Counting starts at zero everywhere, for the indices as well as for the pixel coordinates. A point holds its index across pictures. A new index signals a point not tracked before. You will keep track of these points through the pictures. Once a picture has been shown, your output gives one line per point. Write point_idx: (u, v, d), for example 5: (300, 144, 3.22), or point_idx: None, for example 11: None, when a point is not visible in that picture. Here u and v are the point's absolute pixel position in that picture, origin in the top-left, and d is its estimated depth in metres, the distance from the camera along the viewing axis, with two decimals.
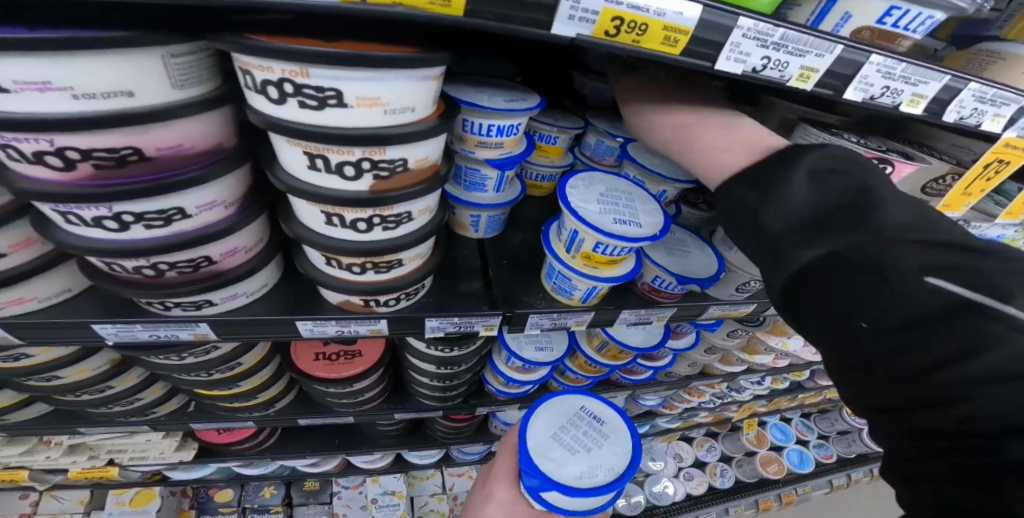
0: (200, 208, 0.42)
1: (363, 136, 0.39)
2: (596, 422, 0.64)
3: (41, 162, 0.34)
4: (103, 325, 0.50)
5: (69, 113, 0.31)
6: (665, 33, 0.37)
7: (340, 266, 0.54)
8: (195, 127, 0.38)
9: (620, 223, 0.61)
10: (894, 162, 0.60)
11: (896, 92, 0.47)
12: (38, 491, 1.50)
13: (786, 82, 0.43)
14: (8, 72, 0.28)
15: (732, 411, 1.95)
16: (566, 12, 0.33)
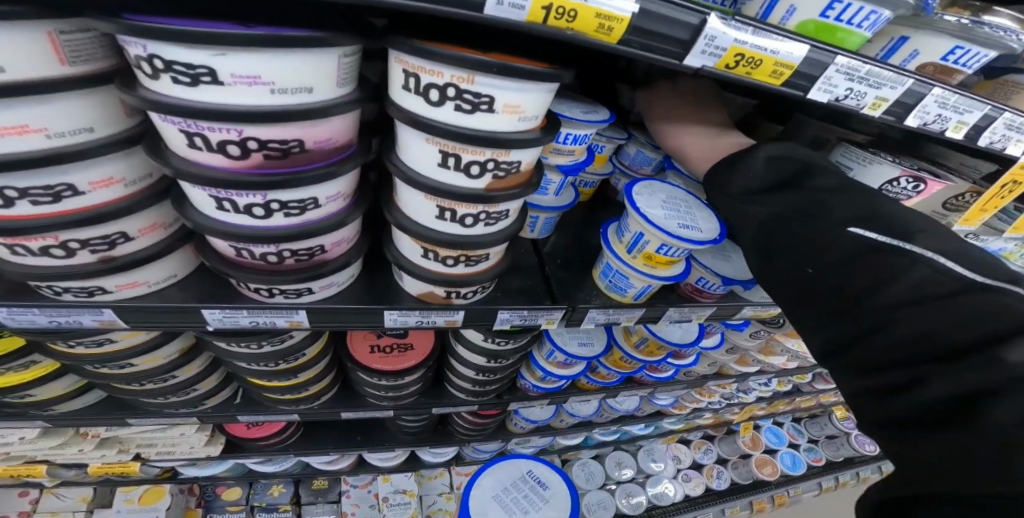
0: (329, 199, 0.46)
1: (500, 138, 0.45)
2: (539, 486, 1.09)
3: (219, 150, 0.37)
4: (211, 310, 0.52)
5: (263, 105, 0.35)
6: (774, 68, 0.45)
7: (436, 258, 0.58)
8: (340, 123, 0.42)
9: (685, 227, 0.65)
10: (925, 180, 0.68)
11: (944, 120, 0.54)
12: (38, 488, 1.45)
13: (860, 109, 0.51)
14: (230, 67, 0.32)
15: (733, 413, 2.02)
16: (700, 47, 0.42)
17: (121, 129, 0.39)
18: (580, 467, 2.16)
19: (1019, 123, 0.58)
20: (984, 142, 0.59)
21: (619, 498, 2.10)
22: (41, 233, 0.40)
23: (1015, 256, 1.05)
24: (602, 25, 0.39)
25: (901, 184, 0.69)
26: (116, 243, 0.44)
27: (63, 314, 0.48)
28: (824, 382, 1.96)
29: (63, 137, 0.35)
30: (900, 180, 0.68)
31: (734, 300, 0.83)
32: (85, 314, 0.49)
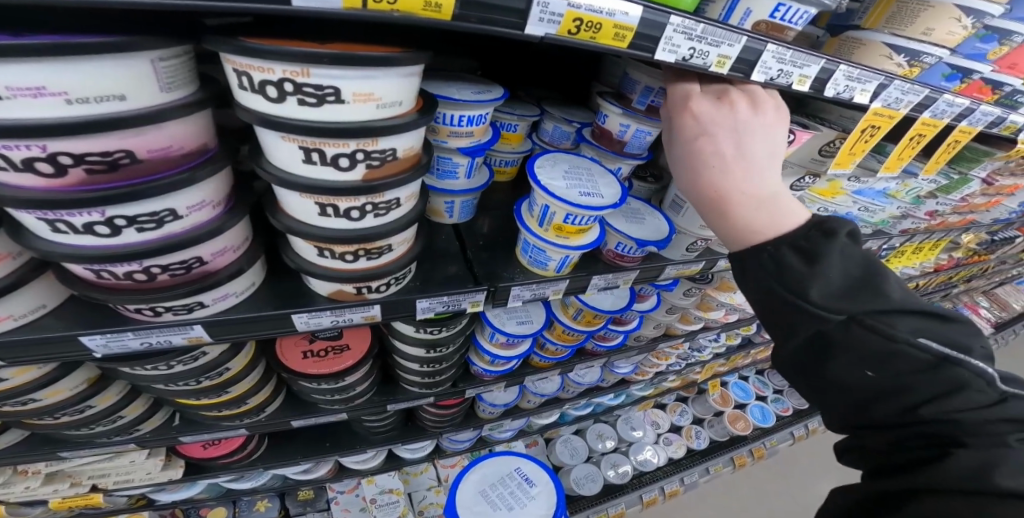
0: (190, 209, 0.44)
1: (360, 129, 0.42)
2: (524, 483, 1.11)
3: (29, 169, 0.36)
4: (91, 336, 0.51)
5: (63, 117, 0.33)
6: (616, 30, 0.47)
7: (333, 255, 0.56)
8: (184, 128, 0.41)
9: (585, 195, 0.67)
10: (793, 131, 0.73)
11: (787, 74, 0.61)
12: None
13: (708, 67, 0.55)
14: (4, 79, 0.30)
15: (696, 371, 2.10)
16: (538, 16, 0.42)
17: None
18: (563, 444, 2.20)
19: (856, 73, 0.67)
20: (830, 92, 0.67)
21: (605, 469, 2.15)
22: None
23: (901, 194, 1.21)
24: (428, 2, 0.38)
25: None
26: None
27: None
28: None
29: None
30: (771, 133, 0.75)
31: (656, 261, 0.90)
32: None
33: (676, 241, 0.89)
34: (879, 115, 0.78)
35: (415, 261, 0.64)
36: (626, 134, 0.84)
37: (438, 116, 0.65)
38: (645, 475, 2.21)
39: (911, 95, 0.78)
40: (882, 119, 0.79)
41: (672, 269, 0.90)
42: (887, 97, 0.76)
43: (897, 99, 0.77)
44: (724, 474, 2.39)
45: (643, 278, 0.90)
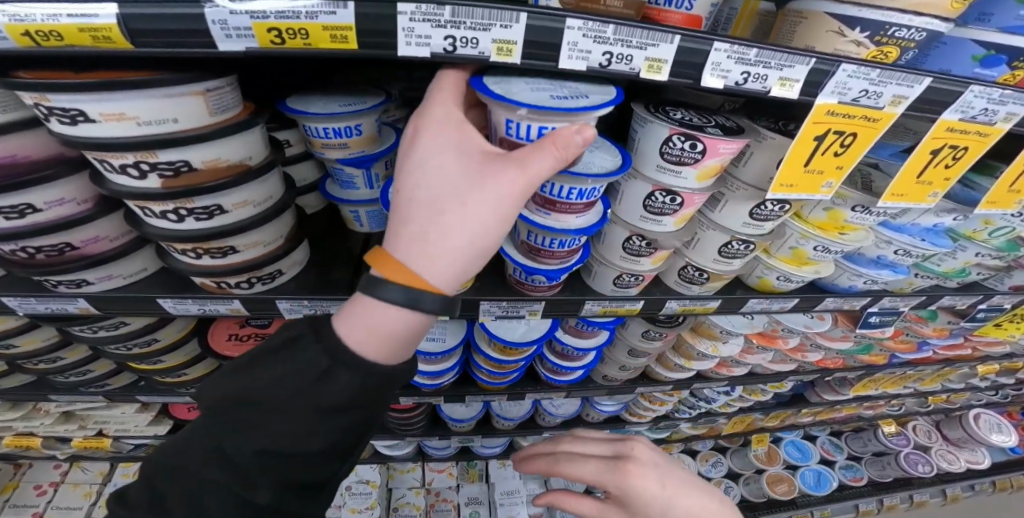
0: (49, 203, 0.54)
1: (119, 144, 0.45)
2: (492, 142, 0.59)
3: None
4: (7, 298, 0.64)
5: None
6: (331, 32, 0.43)
7: (179, 251, 0.61)
8: (27, 142, 0.50)
9: None
10: (700, 138, 0.62)
11: (625, 58, 0.50)
12: (66, 462, 1.65)
13: (489, 56, 0.48)
14: None
15: (725, 423, 1.92)
16: (222, 32, 0.41)
17: None
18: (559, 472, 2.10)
19: (752, 55, 0.52)
20: (713, 82, 0.53)
21: None
22: None
23: (982, 236, 1.00)
24: (96, 36, 0.40)
25: (679, 145, 0.65)
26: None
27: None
28: (833, 391, 1.81)
29: None
30: (672, 139, 0.64)
31: (579, 295, 0.86)
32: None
33: (601, 274, 0.85)
34: (837, 115, 0.59)
35: (280, 262, 0.67)
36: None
37: (308, 128, 0.69)
38: None
39: (893, 86, 0.56)
40: (844, 121, 0.60)
41: (597, 305, 0.85)
42: (844, 88, 0.57)
43: (869, 95, 0.57)
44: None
45: (560, 311, 0.86)
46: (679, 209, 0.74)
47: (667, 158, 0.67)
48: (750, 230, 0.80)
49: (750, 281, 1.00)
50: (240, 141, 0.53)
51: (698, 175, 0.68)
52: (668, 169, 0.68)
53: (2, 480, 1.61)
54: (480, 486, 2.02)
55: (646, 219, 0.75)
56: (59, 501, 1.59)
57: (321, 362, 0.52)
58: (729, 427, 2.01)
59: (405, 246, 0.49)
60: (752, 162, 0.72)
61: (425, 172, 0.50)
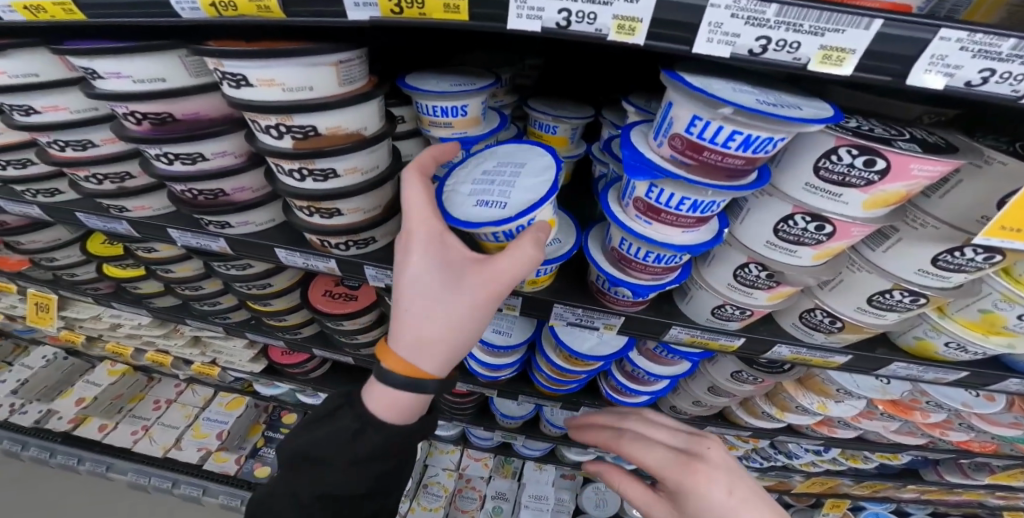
0: (215, 154, 0.70)
1: (268, 106, 0.54)
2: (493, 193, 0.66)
3: (126, 120, 0.66)
4: (177, 230, 0.84)
5: (133, 90, 0.61)
6: (446, 3, 0.47)
7: (298, 208, 0.71)
8: (207, 102, 0.66)
9: (482, 203, 0.66)
10: (875, 151, 0.59)
11: (792, 45, 0.45)
12: (183, 382, 1.99)
13: (606, 32, 0.47)
14: (104, 69, 0.59)
15: (801, 481, 1.76)
16: (353, 2, 0.47)
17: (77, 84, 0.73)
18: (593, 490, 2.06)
19: (989, 46, 0.43)
20: (932, 79, 0.45)
21: None
22: (85, 168, 0.84)
23: None
24: (260, 5, 0.48)
25: (845, 160, 0.62)
26: (87, 146, 0.82)
27: (113, 223, 0.95)
28: (964, 475, 1.59)
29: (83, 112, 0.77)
30: (838, 151, 0.61)
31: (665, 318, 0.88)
32: (119, 224, 0.94)
33: (701, 297, 0.87)
34: None
35: (373, 230, 0.74)
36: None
37: (422, 106, 0.76)
38: None
39: None
40: None
41: (686, 332, 0.88)
42: None
43: None
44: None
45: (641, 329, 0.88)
46: (825, 240, 0.70)
47: (824, 175, 0.64)
48: (931, 277, 0.73)
49: (906, 342, 0.94)
50: (359, 112, 0.60)
51: (865, 201, 0.65)
52: (820, 189, 0.65)
53: (134, 389, 1.96)
54: (510, 483, 2.04)
55: (774, 245, 0.74)
56: (165, 419, 1.90)
57: (352, 426, 0.70)
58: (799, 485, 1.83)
59: (405, 331, 0.63)
60: (950, 196, 0.66)
61: (412, 269, 0.61)
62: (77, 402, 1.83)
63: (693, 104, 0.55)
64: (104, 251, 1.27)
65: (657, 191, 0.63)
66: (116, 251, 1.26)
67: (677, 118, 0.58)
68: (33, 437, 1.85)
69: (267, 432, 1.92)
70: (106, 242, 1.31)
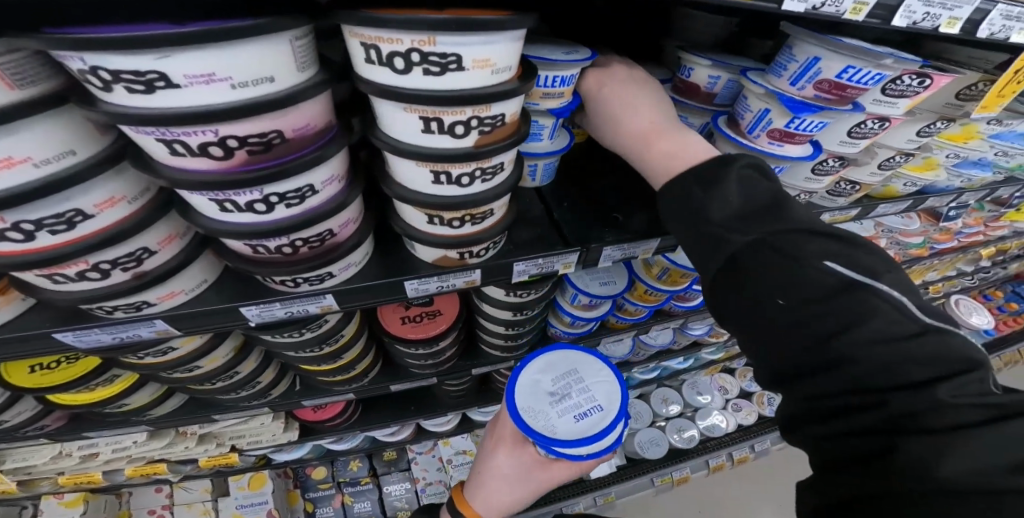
0: (325, 183, 0.49)
1: (472, 98, 0.43)
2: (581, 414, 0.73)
3: (200, 151, 0.40)
4: (248, 307, 0.58)
5: (228, 102, 0.37)
6: None
7: (442, 223, 0.59)
8: (318, 107, 0.44)
9: (577, 417, 0.72)
10: (930, 74, 0.68)
11: (934, 17, 0.56)
12: (170, 484, 1.72)
13: (843, 15, 0.52)
14: (180, 68, 0.34)
15: None
16: None
17: (97, 147, 0.42)
18: (627, 408, 2.31)
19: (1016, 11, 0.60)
20: (983, 33, 0.60)
21: (671, 434, 2.27)
22: (75, 259, 0.45)
23: None
24: None
25: (906, 82, 0.69)
26: (74, 222, 0.43)
27: (123, 330, 0.55)
28: None
29: (52, 163, 0.39)
30: (903, 80, 0.68)
31: None
32: (141, 326, 0.56)
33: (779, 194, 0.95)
34: None
35: (508, 230, 0.66)
36: (717, 86, 0.78)
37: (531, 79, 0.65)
38: (711, 441, 2.35)
39: None
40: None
41: None
42: None
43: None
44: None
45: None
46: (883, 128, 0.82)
47: (888, 93, 0.72)
48: (911, 145, 0.94)
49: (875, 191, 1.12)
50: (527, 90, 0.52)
51: (908, 105, 0.75)
52: (885, 102, 0.73)
53: (115, 509, 1.67)
54: None
55: (846, 143, 0.83)
56: None
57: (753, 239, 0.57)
58: None
59: (478, 496, 0.93)
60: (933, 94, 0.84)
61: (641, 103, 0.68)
62: None
63: (849, 55, 0.61)
64: (57, 380, 0.75)
65: (806, 121, 0.71)
66: (89, 363, 0.76)
67: (827, 68, 0.63)
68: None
69: (309, 495, 1.82)
70: (44, 365, 0.76)
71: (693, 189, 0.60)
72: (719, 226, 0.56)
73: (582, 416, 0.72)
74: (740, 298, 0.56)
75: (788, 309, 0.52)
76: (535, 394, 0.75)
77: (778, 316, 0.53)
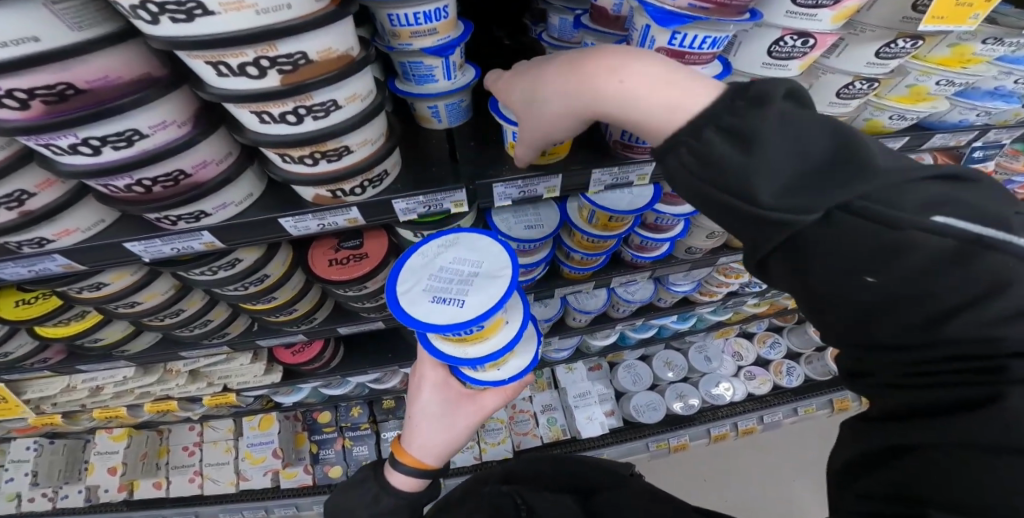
0: (154, 128, 0.52)
1: (241, 39, 0.44)
2: (448, 302, 0.73)
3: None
4: (132, 243, 0.65)
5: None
6: None
7: (295, 160, 0.62)
8: (121, 60, 0.47)
9: (444, 303, 0.73)
10: None
11: None
12: (199, 423, 1.92)
13: None
14: None
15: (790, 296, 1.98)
16: None
17: None
18: (625, 369, 2.15)
19: None
20: None
21: (671, 400, 2.10)
22: None
23: None
24: None
25: None
26: None
27: (33, 263, 0.65)
28: None
29: None
30: None
31: None
32: (46, 260, 0.65)
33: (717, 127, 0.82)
34: None
35: (386, 159, 0.68)
36: (623, 8, 0.72)
37: (392, 18, 0.65)
38: (718, 410, 2.17)
39: None
40: None
41: None
42: None
43: None
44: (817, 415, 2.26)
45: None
46: (809, 51, 0.71)
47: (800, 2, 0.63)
48: (876, 70, 0.78)
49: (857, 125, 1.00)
50: (342, 28, 0.52)
51: (833, 19, 0.64)
52: (801, 15, 0.64)
53: (154, 445, 1.89)
54: (552, 393, 2.15)
55: (769, 67, 0.72)
56: (208, 459, 1.89)
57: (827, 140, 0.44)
58: (790, 302, 2.04)
59: (413, 439, 0.91)
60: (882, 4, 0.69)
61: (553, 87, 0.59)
62: (110, 472, 1.76)
63: None
64: (31, 314, 0.86)
65: (681, 35, 0.61)
66: (53, 303, 0.87)
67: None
68: (98, 512, 1.83)
69: (314, 437, 1.98)
70: (22, 299, 0.87)
71: (725, 153, 0.45)
72: (778, 211, 0.43)
73: (458, 303, 0.73)
74: (812, 277, 0.45)
75: (882, 291, 0.42)
76: (416, 274, 0.77)
77: (871, 297, 0.43)
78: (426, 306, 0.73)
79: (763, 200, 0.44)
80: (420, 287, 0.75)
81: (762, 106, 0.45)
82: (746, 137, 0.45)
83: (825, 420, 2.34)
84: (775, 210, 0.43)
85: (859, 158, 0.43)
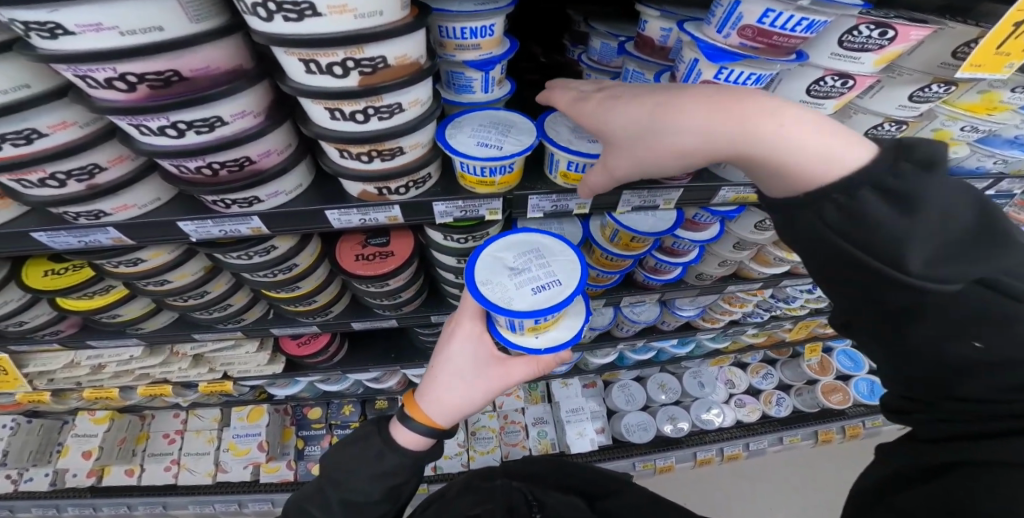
0: (234, 116, 0.56)
1: (338, 40, 0.48)
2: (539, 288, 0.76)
3: (106, 85, 0.48)
4: (185, 222, 0.68)
5: (120, 46, 0.44)
6: None
7: (352, 156, 0.66)
8: (221, 51, 0.51)
9: (538, 289, 0.76)
10: (891, 24, 0.65)
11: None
12: (185, 411, 1.90)
13: None
14: (72, 19, 0.41)
15: (786, 329, 2.04)
16: None
17: (51, 83, 0.51)
18: (620, 389, 2.19)
19: None
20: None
21: (662, 422, 2.14)
22: (35, 168, 0.56)
23: None
24: None
25: (864, 33, 0.67)
26: (32, 138, 0.53)
27: (86, 234, 0.68)
28: None
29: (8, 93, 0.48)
30: (860, 29, 0.66)
31: (706, 183, 0.85)
32: (99, 233, 0.68)
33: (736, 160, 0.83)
34: None
35: (431, 164, 0.72)
36: (669, 39, 0.78)
37: (444, 30, 0.69)
38: (707, 435, 2.20)
39: None
40: None
41: (729, 192, 0.85)
42: None
43: None
44: (802, 446, 2.30)
45: (689, 199, 0.86)
46: (848, 90, 0.78)
47: (846, 46, 0.70)
48: (907, 111, 0.86)
49: None
50: (419, 37, 0.57)
51: (876, 62, 0.71)
52: (845, 57, 0.71)
53: (135, 430, 1.86)
54: (545, 407, 2.17)
55: (806, 103, 0.80)
56: (188, 447, 1.87)
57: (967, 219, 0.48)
58: (786, 334, 2.09)
59: (428, 392, 0.84)
60: (921, 51, 0.75)
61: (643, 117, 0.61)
62: (85, 456, 1.71)
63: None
64: (58, 285, 0.87)
65: (729, 71, 0.68)
66: (84, 275, 0.89)
67: (748, 12, 0.60)
68: (62, 496, 1.78)
69: (302, 432, 1.97)
70: (51, 270, 0.89)
71: (884, 214, 0.48)
72: (923, 278, 0.48)
73: (550, 286, 0.77)
74: (911, 332, 0.53)
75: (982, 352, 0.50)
76: (494, 269, 0.79)
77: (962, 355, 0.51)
78: (519, 294, 0.75)
79: (907, 273, 0.48)
80: (501, 281, 0.77)
81: (932, 173, 0.49)
82: (911, 200, 0.48)
83: (810, 452, 2.38)
84: (922, 278, 0.48)
85: (1001, 233, 0.48)
